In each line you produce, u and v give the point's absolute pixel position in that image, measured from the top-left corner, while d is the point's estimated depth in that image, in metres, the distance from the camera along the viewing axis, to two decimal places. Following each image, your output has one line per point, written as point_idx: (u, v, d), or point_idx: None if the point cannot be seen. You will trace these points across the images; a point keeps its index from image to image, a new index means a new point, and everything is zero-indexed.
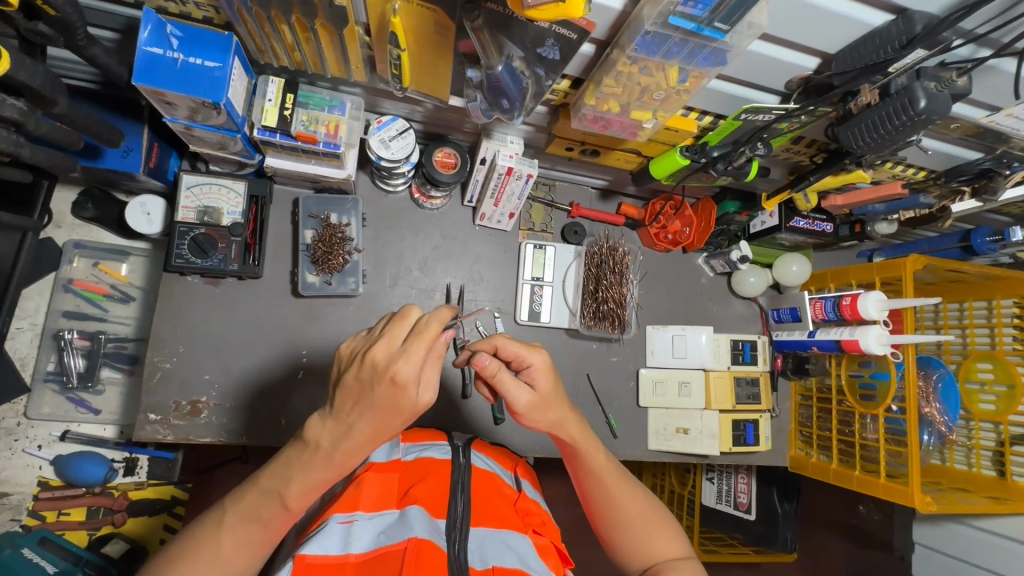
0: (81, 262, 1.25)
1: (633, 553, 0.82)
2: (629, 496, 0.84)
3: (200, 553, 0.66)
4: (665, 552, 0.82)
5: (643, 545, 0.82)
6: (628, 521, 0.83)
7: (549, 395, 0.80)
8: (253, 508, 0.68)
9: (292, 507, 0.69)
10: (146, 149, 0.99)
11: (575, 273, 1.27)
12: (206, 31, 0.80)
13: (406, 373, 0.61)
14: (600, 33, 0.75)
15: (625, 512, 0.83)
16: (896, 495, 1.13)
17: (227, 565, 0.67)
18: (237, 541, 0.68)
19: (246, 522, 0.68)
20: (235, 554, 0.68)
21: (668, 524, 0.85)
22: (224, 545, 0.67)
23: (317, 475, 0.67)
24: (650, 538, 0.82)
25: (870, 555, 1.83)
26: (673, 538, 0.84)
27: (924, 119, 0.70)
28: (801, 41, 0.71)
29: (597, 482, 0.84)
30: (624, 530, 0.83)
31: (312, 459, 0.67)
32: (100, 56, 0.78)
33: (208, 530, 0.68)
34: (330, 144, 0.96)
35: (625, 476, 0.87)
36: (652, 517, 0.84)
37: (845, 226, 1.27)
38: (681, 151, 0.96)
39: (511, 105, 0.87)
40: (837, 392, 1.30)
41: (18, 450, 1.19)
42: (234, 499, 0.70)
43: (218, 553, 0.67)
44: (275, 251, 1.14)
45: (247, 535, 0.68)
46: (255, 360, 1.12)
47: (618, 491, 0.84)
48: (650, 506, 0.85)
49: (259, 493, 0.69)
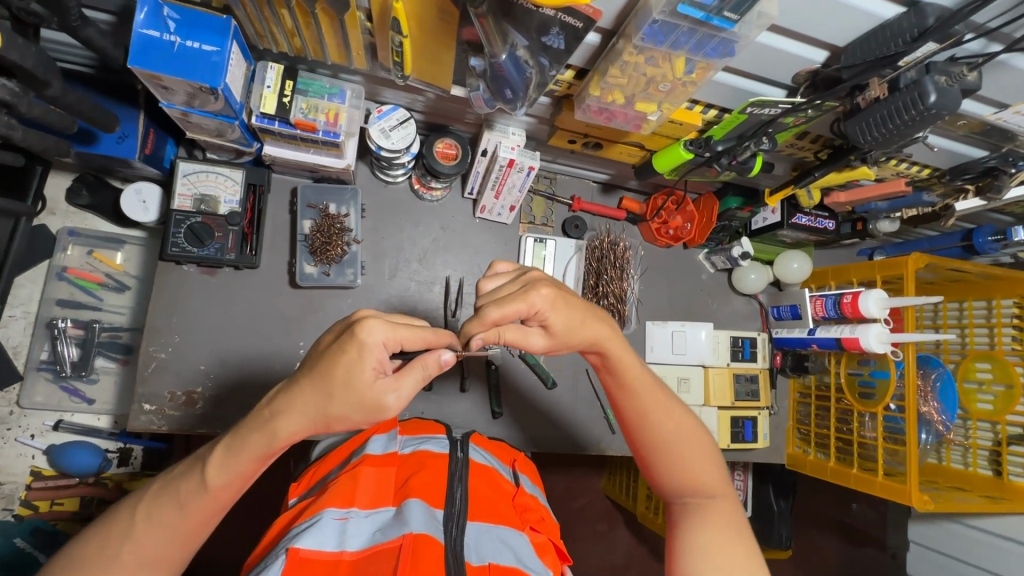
0: (75, 250, 1.23)
1: (665, 474, 0.79)
2: (668, 418, 0.79)
3: (115, 530, 0.64)
4: (700, 483, 0.78)
5: (680, 475, 0.78)
6: (663, 442, 0.79)
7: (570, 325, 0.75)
8: (170, 486, 0.66)
9: (210, 486, 0.64)
10: (142, 136, 0.98)
11: (575, 265, 1.25)
12: (203, 14, 0.78)
13: (368, 337, 0.60)
14: (607, 21, 0.73)
15: (661, 434, 0.79)
16: (893, 493, 1.13)
17: (141, 548, 0.64)
18: (153, 521, 0.65)
19: (161, 502, 0.65)
20: (151, 540, 0.65)
21: (710, 453, 0.80)
22: (140, 526, 0.65)
23: (246, 446, 0.64)
24: (688, 467, 0.78)
25: (864, 552, 1.84)
26: (712, 470, 0.79)
27: (933, 114, 0.69)
28: (808, 32, 0.70)
29: (630, 395, 0.79)
30: (658, 452, 0.79)
31: (242, 431, 0.64)
32: (95, 39, 0.76)
33: (125, 511, 0.66)
34: (329, 133, 0.94)
35: (671, 410, 0.79)
36: (693, 444, 0.79)
37: (846, 224, 1.26)
38: (684, 144, 0.94)
39: (514, 95, 0.85)
40: (836, 390, 1.30)
41: (10, 440, 1.18)
42: (166, 474, 0.68)
43: (129, 532, 0.65)
44: (272, 241, 1.12)
45: (162, 519, 0.65)
46: (251, 350, 1.10)
47: (653, 409, 0.79)
48: (689, 431, 0.79)
49: (185, 470, 0.67)
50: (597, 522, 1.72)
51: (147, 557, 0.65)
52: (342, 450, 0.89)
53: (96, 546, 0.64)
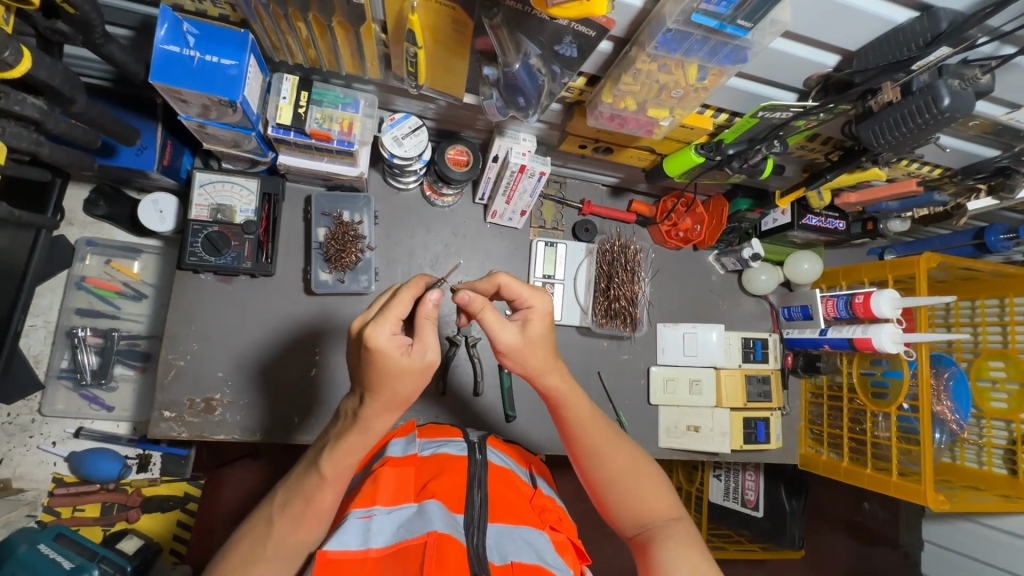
0: (93, 259, 1.25)
1: (624, 510, 0.81)
2: (614, 449, 0.83)
3: (261, 530, 0.71)
4: (657, 510, 0.80)
5: (635, 504, 0.80)
6: (615, 477, 0.81)
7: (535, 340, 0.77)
8: (296, 488, 0.72)
9: (326, 476, 0.71)
10: (159, 148, 0.99)
11: (586, 270, 1.27)
12: (221, 29, 0.80)
13: (376, 338, 0.63)
14: (620, 30, 0.74)
15: (614, 467, 0.82)
16: (909, 494, 1.13)
17: (287, 538, 0.71)
18: (286, 519, 0.71)
19: (291, 501, 0.72)
20: (289, 532, 0.71)
21: (657, 479, 0.83)
22: (279, 524, 0.71)
23: (346, 441, 0.70)
24: (641, 495, 0.81)
25: (877, 552, 1.83)
26: (663, 494, 0.82)
27: (947, 117, 0.69)
28: (821, 38, 0.71)
29: (579, 433, 0.82)
30: (613, 486, 0.81)
31: (341, 430, 0.71)
32: (117, 55, 0.77)
33: (262, 514, 0.73)
34: (343, 142, 0.95)
35: (617, 440, 0.84)
36: (643, 474, 0.82)
37: (857, 224, 1.26)
38: (696, 148, 0.95)
39: (527, 103, 0.86)
40: (849, 390, 1.30)
41: (32, 447, 1.20)
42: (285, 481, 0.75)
43: (265, 533, 0.71)
44: (287, 249, 1.14)
45: (293, 513, 0.71)
46: (267, 357, 1.12)
47: (603, 443, 0.82)
48: (639, 462, 0.83)
49: (303, 472, 0.73)
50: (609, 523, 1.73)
51: (300, 546, 0.72)
52: (362, 453, 0.90)
53: (244, 549, 0.70)
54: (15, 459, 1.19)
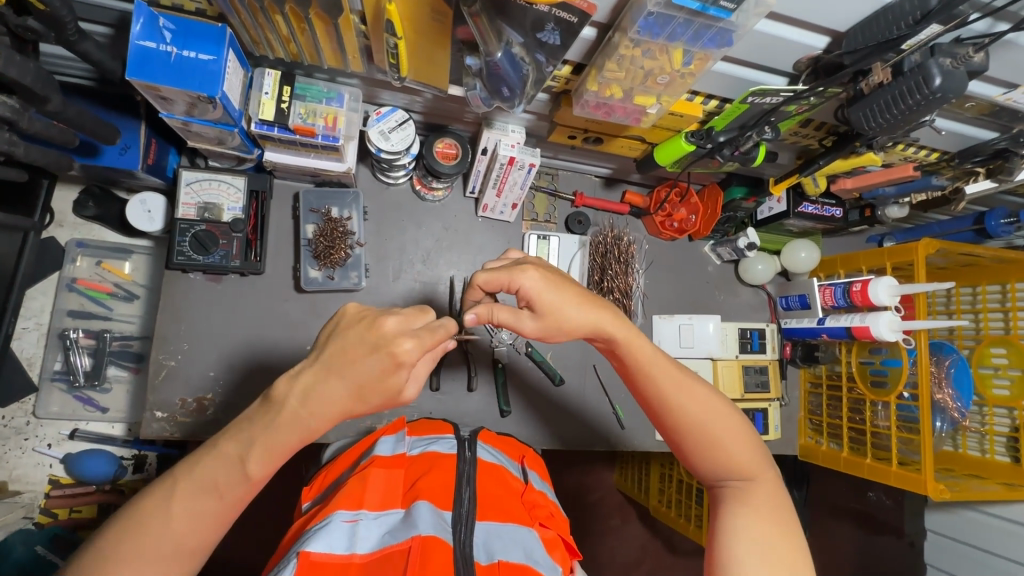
0: (84, 261, 1.24)
1: (700, 457, 0.79)
2: (690, 399, 0.78)
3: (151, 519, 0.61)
4: (735, 463, 0.77)
5: (712, 454, 0.78)
6: (692, 425, 0.78)
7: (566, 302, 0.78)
8: (204, 477, 0.63)
9: (253, 475, 0.63)
10: (144, 146, 0.99)
11: (580, 262, 1.25)
12: (198, 23, 0.79)
13: (404, 354, 0.61)
14: (602, 15, 0.72)
15: (693, 416, 0.77)
16: (908, 482, 1.11)
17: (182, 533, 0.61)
18: (189, 512, 0.62)
19: (197, 495, 0.62)
20: (187, 530, 0.62)
21: (740, 429, 0.79)
22: (174, 517, 0.61)
23: (283, 440, 0.63)
24: (717, 447, 0.77)
25: (881, 542, 1.82)
26: (744, 444, 0.78)
27: (938, 97, 0.68)
28: (808, 18, 0.69)
29: (656, 379, 0.78)
30: (688, 437, 0.78)
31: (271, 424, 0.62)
32: (93, 52, 0.76)
33: (152, 503, 0.62)
34: (328, 137, 0.94)
35: (693, 389, 0.79)
36: (723, 427, 0.78)
37: (855, 210, 1.24)
38: (685, 136, 0.93)
39: (511, 92, 0.85)
40: (848, 379, 1.28)
41: (28, 449, 1.20)
42: (188, 468, 0.63)
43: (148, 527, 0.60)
44: (276, 247, 1.13)
45: (200, 509, 0.62)
46: (258, 355, 1.11)
47: (681, 392, 0.77)
48: (721, 412, 0.78)
49: (212, 461, 0.63)
50: (610, 517, 1.72)
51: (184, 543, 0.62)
52: (352, 452, 0.90)
53: (125, 548, 0.59)
54: (11, 461, 1.19)
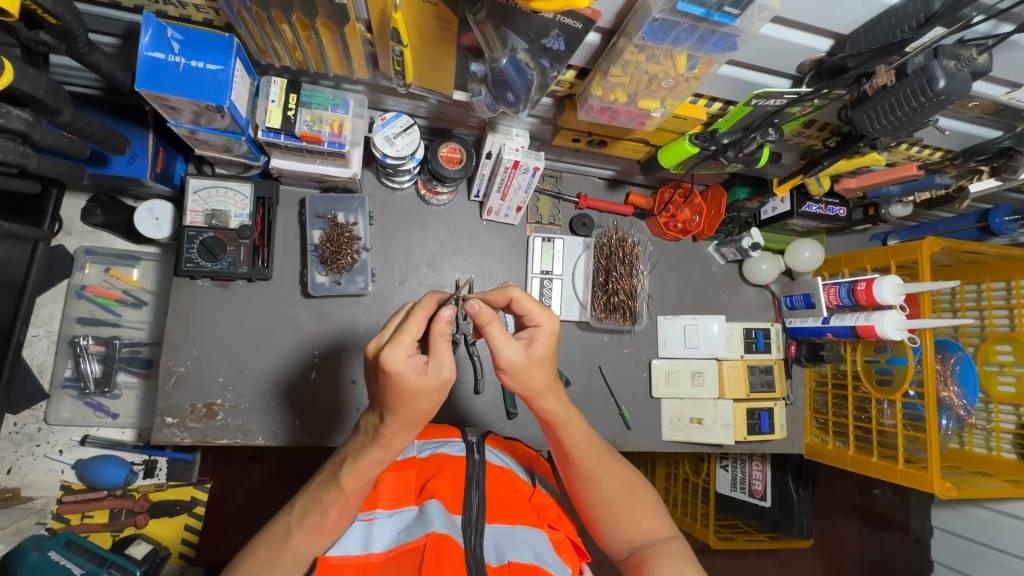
0: (93, 268, 1.26)
1: (615, 532, 0.80)
2: (608, 471, 0.82)
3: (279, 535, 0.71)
4: (651, 531, 0.79)
5: (627, 524, 0.80)
6: (607, 497, 0.81)
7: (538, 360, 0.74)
8: (315, 498, 0.72)
9: (348, 488, 0.71)
10: (152, 155, 1.00)
11: (584, 264, 1.26)
12: (206, 33, 0.79)
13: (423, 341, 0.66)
14: (606, 21, 0.73)
15: (608, 489, 0.81)
16: (914, 480, 1.12)
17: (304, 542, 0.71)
18: (306, 528, 0.71)
19: (310, 510, 0.71)
20: (307, 542, 0.71)
21: (651, 500, 0.83)
22: (295, 531, 0.71)
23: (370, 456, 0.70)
24: (634, 515, 0.80)
25: (889, 539, 1.82)
26: (656, 514, 0.81)
27: (942, 99, 0.68)
28: (811, 22, 0.69)
29: (575, 457, 0.81)
30: (604, 511, 0.81)
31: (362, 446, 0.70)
32: (102, 63, 0.77)
33: (281, 524, 0.72)
34: (335, 143, 0.95)
35: (611, 460, 0.83)
36: (635, 497, 0.82)
37: (858, 210, 1.25)
38: (689, 138, 0.94)
39: (516, 98, 0.85)
40: (853, 377, 1.28)
41: (40, 455, 1.21)
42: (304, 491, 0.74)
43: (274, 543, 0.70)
44: (283, 252, 1.14)
45: (313, 524, 0.71)
46: (267, 360, 1.12)
47: (597, 466, 0.82)
48: (632, 484, 0.83)
49: (323, 482, 0.73)
50: None
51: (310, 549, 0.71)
52: None
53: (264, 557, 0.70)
54: (23, 467, 1.20)
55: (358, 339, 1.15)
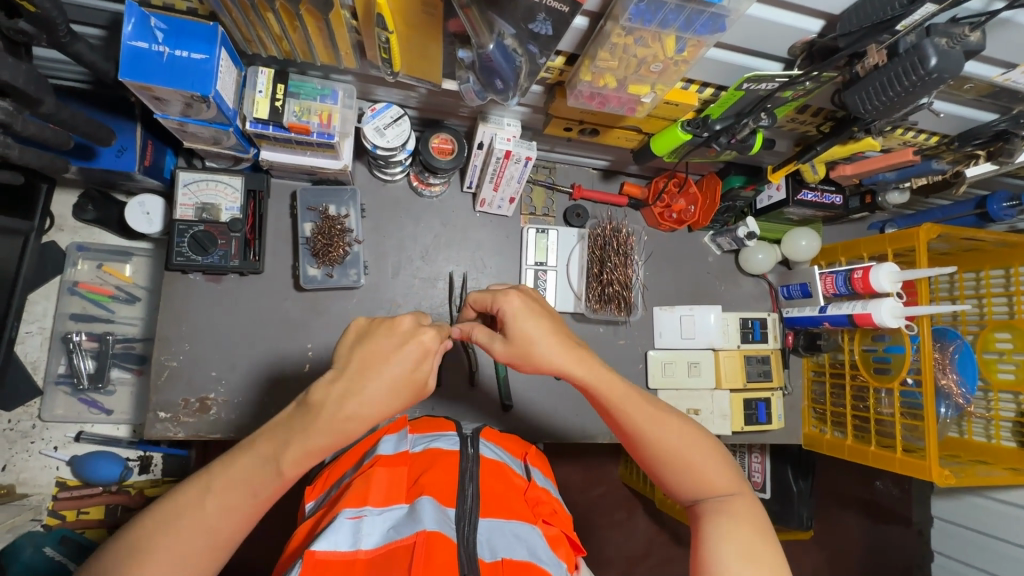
0: (85, 264, 1.25)
1: (682, 484, 0.75)
2: (663, 424, 0.76)
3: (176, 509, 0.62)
4: (715, 483, 0.74)
5: (688, 477, 0.75)
6: (663, 450, 0.76)
7: (529, 309, 0.79)
8: (242, 475, 0.63)
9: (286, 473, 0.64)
10: (140, 148, 0.99)
11: (578, 255, 1.25)
12: (190, 22, 0.79)
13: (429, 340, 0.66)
14: (592, 5, 0.72)
15: (665, 441, 0.76)
16: (913, 469, 1.11)
17: (210, 529, 0.62)
18: (223, 508, 0.62)
19: (232, 489, 0.63)
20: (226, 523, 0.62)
21: (712, 450, 0.77)
22: (207, 510, 0.62)
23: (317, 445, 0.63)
24: (693, 467, 0.75)
25: (890, 530, 1.81)
26: (718, 464, 0.75)
27: (935, 78, 0.67)
28: (800, 2, 0.68)
29: (625, 408, 0.77)
30: (668, 462, 0.76)
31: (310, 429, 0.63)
32: (85, 53, 0.76)
33: (189, 500, 0.62)
34: (323, 134, 0.94)
35: (666, 413, 0.77)
36: (696, 447, 0.76)
37: (855, 197, 1.24)
38: (682, 125, 0.93)
39: (505, 85, 0.85)
40: (851, 366, 1.28)
41: (34, 452, 1.21)
42: (223, 465, 0.64)
43: (188, 519, 0.61)
44: (275, 246, 1.13)
45: (232, 503, 0.63)
46: (259, 355, 1.12)
47: (653, 417, 0.76)
48: (693, 433, 0.77)
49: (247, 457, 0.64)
50: (616, 510, 1.72)
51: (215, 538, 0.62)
52: (355, 451, 0.90)
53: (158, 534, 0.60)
54: (18, 463, 1.20)
55: None
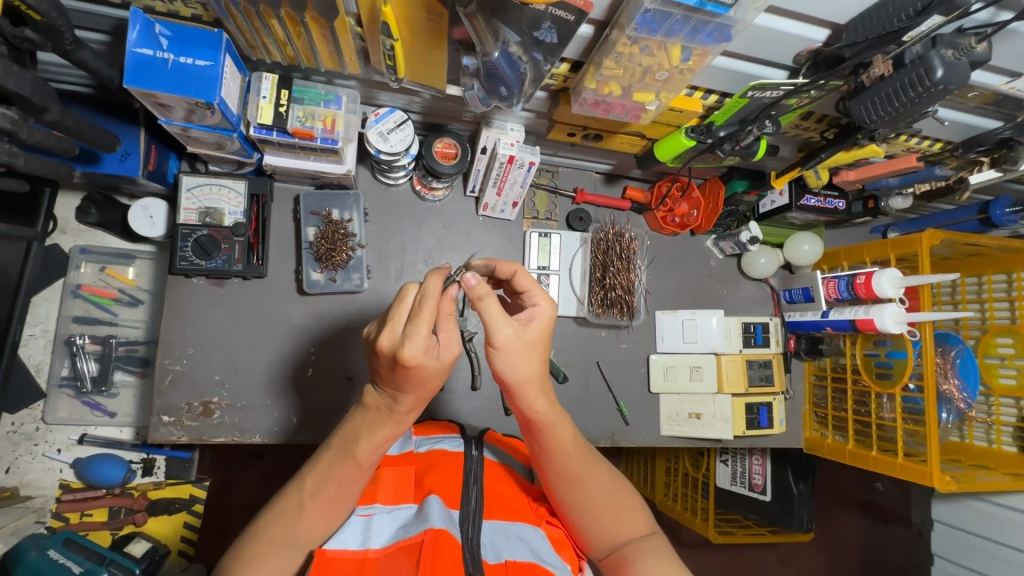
0: (88, 267, 1.25)
1: (597, 535, 0.77)
2: (591, 474, 0.77)
3: (273, 516, 0.71)
4: (630, 528, 0.77)
5: (610, 526, 0.77)
6: (589, 502, 0.77)
7: (531, 343, 0.70)
8: (328, 471, 0.71)
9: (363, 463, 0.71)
10: (143, 153, 0.99)
11: (581, 260, 1.25)
12: (194, 29, 0.79)
13: (413, 355, 0.60)
14: (598, 13, 0.72)
15: (590, 493, 0.77)
16: (914, 475, 1.11)
17: (302, 530, 0.70)
18: (319, 502, 0.71)
19: (324, 484, 0.71)
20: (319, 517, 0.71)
21: (630, 496, 0.80)
22: (306, 507, 0.70)
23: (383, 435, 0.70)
24: (615, 515, 0.77)
25: (889, 532, 1.82)
26: (635, 510, 0.79)
27: (941, 89, 0.67)
28: (807, 11, 0.68)
29: (558, 459, 0.76)
30: (587, 514, 0.77)
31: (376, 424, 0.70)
32: (90, 60, 0.76)
33: (293, 497, 0.71)
34: (327, 140, 0.94)
35: (592, 463, 0.78)
36: (615, 496, 0.79)
37: (858, 202, 1.24)
38: (686, 132, 0.93)
39: (509, 91, 0.84)
40: (853, 371, 1.27)
41: (38, 454, 1.22)
42: (312, 464, 0.73)
43: (297, 515, 0.70)
44: (278, 250, 1.13)
45: (326, 497, 0.71)
46: (262, 359, 1.12)
47: (581, 469, 0.77)
48: (613, 481, 0.80)
49: (332, 456, 0.72)
50: None
51: (307, 539, 0.70)
52: None
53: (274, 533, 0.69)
54: (22, 466, 1.21)
55: (354, 336, 1.15)
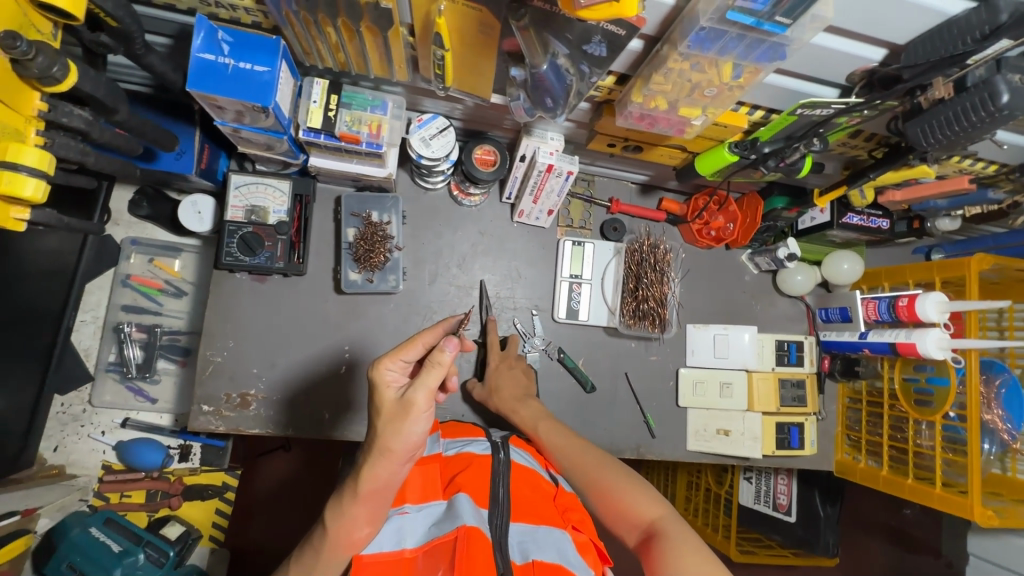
0: (138, 258, 1.31)
1: (621, 521, 0.84)
2: (598, 463, 0.90)
3: None
4: (643, 511, 0.83)
5: (626, 512, 0.84)
6: (600, 487, 0.87)
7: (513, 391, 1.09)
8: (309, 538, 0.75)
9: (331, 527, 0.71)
10: (198, 151, 1.03)
11: (614, 269, 1.25)
12: (255, 36, 0.82)
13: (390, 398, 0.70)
14: (650, 28, 0.72)
15: (602, 479, 0.88)
16: (953, 506, 1.07)
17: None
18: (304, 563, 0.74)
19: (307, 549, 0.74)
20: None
21: (641, 485, 0.86)
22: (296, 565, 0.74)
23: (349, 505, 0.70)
24: (624, 498, 0.85)
25: (918, 562, 1.76)
26: (648, 496, 0.84)
27: (1005, 115, 0.65)
28: (865, 32, 0.67)
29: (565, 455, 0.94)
30: (604, 500, 0.87)
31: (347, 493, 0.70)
32: (157, 64, 0.80)
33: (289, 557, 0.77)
34: (372, 144, 0.96)
35: (599, 457, 0.91)
36: (625, 483, 0.87)
37: (903, 222, 1.18)
38: (729, 146, 0.92)
39: (554, 103, 0.85)
40: (890, 396, 1.24)
41: (83, 435, 1.27)
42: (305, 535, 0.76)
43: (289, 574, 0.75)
44: (317, 248, 1.16)
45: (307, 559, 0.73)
46: (298, 354, 1.15)
47: (586, 460, 0.91)
48: (625, 473, 0.88)
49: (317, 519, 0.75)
50: None
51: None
52: None
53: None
54: (69, 445, 1.26)
55: (388, 336, 1.17)
